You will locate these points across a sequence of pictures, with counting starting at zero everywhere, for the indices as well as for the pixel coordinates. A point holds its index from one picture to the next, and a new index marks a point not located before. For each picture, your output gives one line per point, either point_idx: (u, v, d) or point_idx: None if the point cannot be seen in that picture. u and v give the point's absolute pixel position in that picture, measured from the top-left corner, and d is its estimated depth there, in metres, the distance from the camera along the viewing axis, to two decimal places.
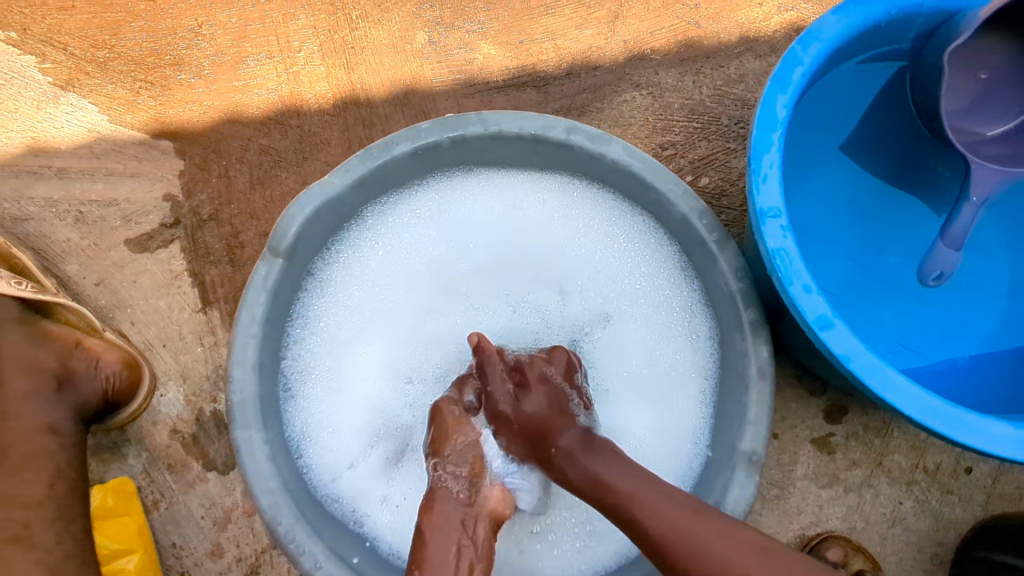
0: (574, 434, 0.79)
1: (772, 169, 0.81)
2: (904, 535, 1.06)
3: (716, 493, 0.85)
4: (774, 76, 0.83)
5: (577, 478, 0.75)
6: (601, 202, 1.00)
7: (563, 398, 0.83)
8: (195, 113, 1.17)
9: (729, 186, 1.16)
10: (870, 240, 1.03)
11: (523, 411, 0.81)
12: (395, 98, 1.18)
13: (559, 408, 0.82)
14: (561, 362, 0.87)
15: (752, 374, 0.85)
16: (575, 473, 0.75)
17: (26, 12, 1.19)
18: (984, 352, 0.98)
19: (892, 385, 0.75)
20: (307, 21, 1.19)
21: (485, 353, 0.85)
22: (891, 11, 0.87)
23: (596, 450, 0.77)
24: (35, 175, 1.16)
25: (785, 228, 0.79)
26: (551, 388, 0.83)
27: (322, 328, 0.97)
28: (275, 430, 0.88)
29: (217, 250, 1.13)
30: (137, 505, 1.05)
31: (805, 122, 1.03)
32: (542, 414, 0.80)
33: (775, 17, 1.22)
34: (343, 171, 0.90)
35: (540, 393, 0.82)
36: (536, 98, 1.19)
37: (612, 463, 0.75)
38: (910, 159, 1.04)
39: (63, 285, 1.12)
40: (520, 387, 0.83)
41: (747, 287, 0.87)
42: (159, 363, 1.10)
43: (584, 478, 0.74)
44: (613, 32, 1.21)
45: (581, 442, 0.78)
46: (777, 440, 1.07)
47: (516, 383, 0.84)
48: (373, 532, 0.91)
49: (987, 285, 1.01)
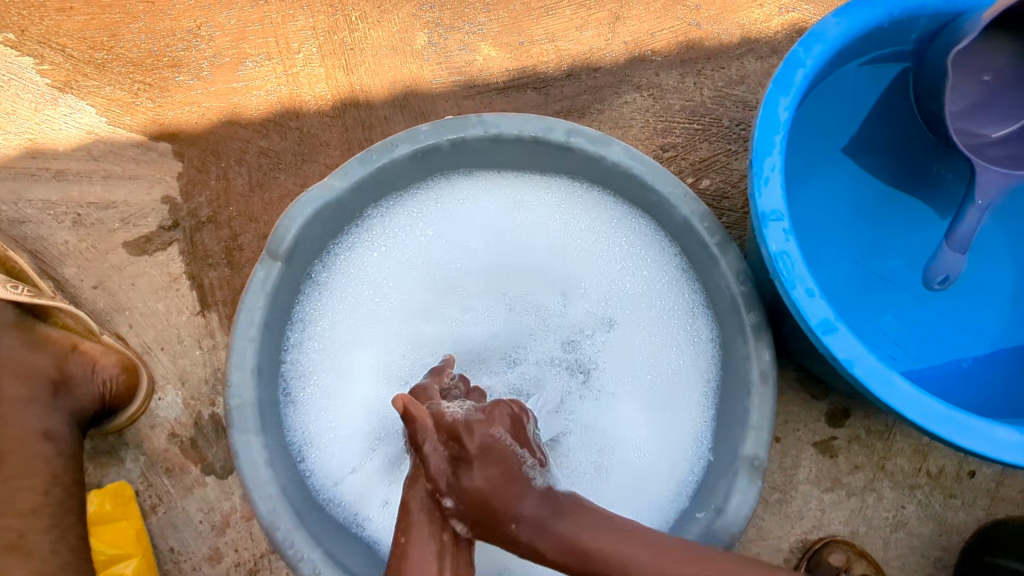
0: (537, 501, 0.66)
1: (774, 171, 0.80)
2: (907, 540, 1.05)
3: (718, 498, 0.84)
4: (776, 78, 0.83)
5: (553, 552, 0.64)
6: (602, 204, 0.99)
7: (527, 432, 0.77)
8: (194, 115, 1.17)
9: (730, 188, 1.16)
10: (872, 243, 1.03)
11: (466, 490, 0.64)
12: (395, 100, 1.17)
13: (512, 475, 0.66)
14: (505, 421, 0.72)
15: (754, 378, 0.84)
16: (551, 546, 0.64)
17: (25, 13, 1.18)
18: (987, 355, 0.98)
19: (895, 389, 0.74)
20: (306, 22, 1.19)
21: (414, 423, 0.66)
22: (894, 12, 0.87)
23: (564, 514, 0.66)
24: (33, 177, 1.15)
25: (787, 231, 0.78)
26: (498, 457, 0.67)
27: (321, 331, 0.96)
28: (274, 435, 0.88)
29: (215, 252, 1.12)
30: (135, 510, 1.04)
31: (807, 124, 1.02)
32: (496, 490, 0.65)
33: (777, 18, 1.21)
34: (342, 174, 0.89)
35: (488, 464, 0.66)
36: (536, 99, 1.18)
37: (590, 515, 0.67)
38: (913, 161, 1.04)
39: (61, 288, 1.12)
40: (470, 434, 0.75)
41: (749, 290, 0.86)
42: (157, 366, 1.10)
43: (562, 549, 0.64)
44: (614, 33, 1.20)
45: (551, 479, 0.75)
46: (779, 443, 1.07)
47: (465, 427, 0.76)
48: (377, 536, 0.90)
49: (990, 288, 1.00)
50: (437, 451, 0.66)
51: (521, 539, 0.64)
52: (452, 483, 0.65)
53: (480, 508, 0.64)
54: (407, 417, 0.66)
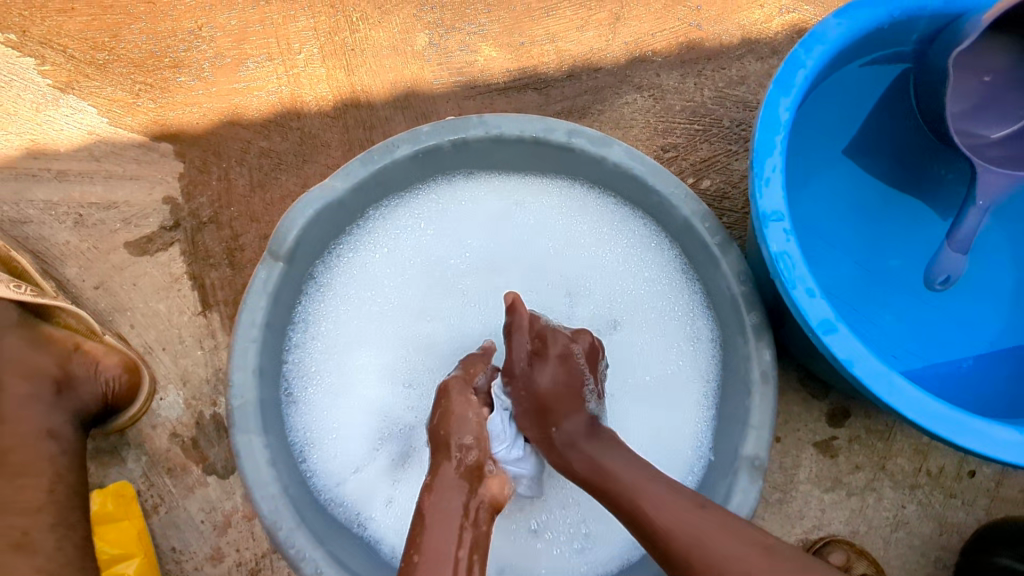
0: (579, 421, 0.81)
1: (775, 172, 0.80)
2: (907, 539, 1.05)
3: (719, 498, 0.84)
4: (777, 78, 0.83)
5: (577, 462, 0.76)
6: (602, 205, 0.99)
7: (579, 381, 0.84)
8: (195, 115, 1.17)
9: (731, 188, 1.16)
10: (873, 243, 1.03)
11: (535, 387, 0.82)
12: (396, 100, 1.17)
13: (573, 389, 0.83)
14: (586, 343, 0.87)
15: (755, 378, 0.84)
16: (580, 458, 0.76)
17: (26, 14, 1.18)
18: (987, 355, 0.98)
19: (896, 389, 0.74)
20: (307, 23, 1.19)
21: (518, 315, 0.83)
22: (895, 13, 0.87)
23: (598, 439, 0.79)
24: (34, 178, 1.15)
25: (788, 232, 0.79)
26: (569, 371, 0.83)
27: (322, 332, 0.96)
28: (276, 435, 0.88)
29: (217, 253, 1.13)
30: (136, 510, 1.05)
31: (807, 124, 1.03)
32: (556, 390, 0.82)
33: (777, 18, 1.21)
34: (344, 174, 0.90)
35: (556, 370, 0.83)
36: (537, 100, 1.19)
37: (614, 452, 0.77)
38: (913, 162, 1.04)
39: (63, 289, 1.12)
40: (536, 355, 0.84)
41: (749, 290, 0.86)
42: (159, 366, 1.10)
43: (590, 464, 0.75)
44: (614, 33, 1.21)
45: (584, 428, 0.80)
46: (780, 443, 1.07)
47: (534, 350, 0.84)
48: (378, 536, 0.90)
49: (990, 288, 1.00)
50: (523, 345, 0.84)
51: (555, 443, 0.79)
52: (527, 375, 0.83)
53: (542, 399, 0.81)
54: (514, 310, 0.83)
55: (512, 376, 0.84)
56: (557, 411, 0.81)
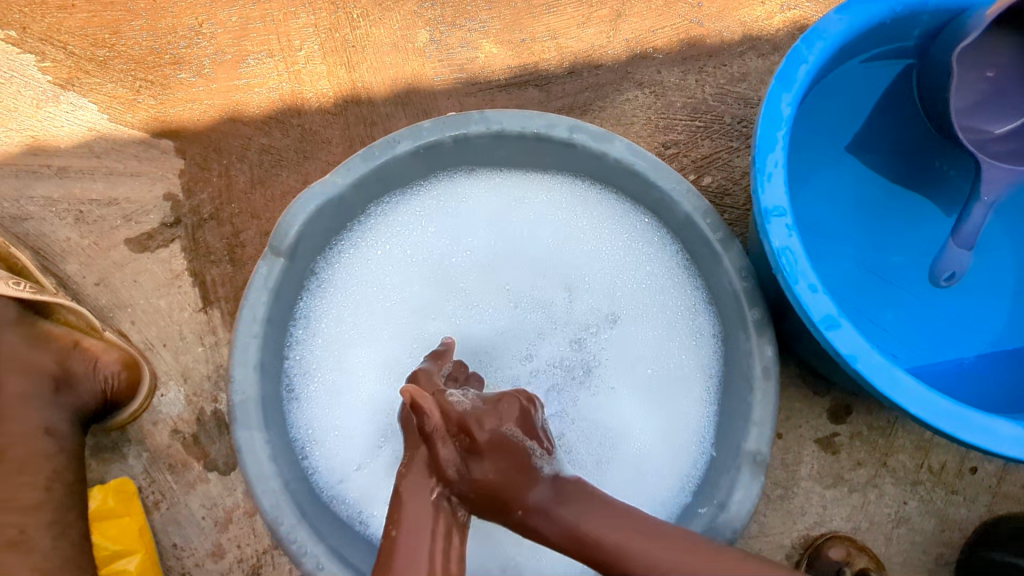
0: (543, 488, 0.66)
1: (777, 168, 0.80)
2: (909, 536, 1.05)
3: (721, 494, 0.84)
4: (778, 74, 0.83)
5: (551, 531, 0.64)
6: (603, 201, 0.99)
7: (524, 453, 0.66)
8: (196, 112, 1.17)
9: (732, 185, 1.16)
10: (875, 239, 1.03)
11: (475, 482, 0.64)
12: (396, 97, 1.17)
13: (521, 467, 0.65)
14: None
15: (757, 374, 0.84)
16: (552, 528, 0.64)
17: (26, 11, 1.18)
18: (990, 351, 0.98)
19: (899, 384, 0.74)
20: (308, 20, 1.19)
21: (424, 415, 0.65)
22: (896, 8, 0.87)
23: (568, 500, 0.66)
24: (35, 174, 1.15)
25: (790, 227, 0.78)
26: (509, 449, 0.65)
27: (323, 328, 0.96)
28: (277, 431, 0.87)
29: (217, 249, 1.12)
30: (137, 506, 1.05)
31: (809, 121, 1.03)
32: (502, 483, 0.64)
33: (779, 15, 1.21)
34: (346, 170, 0.90)
35: (496, 455, 0.64)
36: (538, 96, 1.19)
37: (589, 508, 0.65)
38: (915, 159, 1.04)
39: (63, 285, 1.12)
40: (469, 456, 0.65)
41: (751, 286, 0.86)
42: (159, 362, 1.10)
43: (564, 534, 0.64)
44: (615, 30, 1.20)
45: (550, 493, 0.66)
46: (782, 440, 1.06)
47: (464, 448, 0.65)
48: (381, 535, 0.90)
49: (992, 285, 1.00)
50: (446, 443, 0.65)
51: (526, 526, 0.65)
52: (461, 471, 0.65)
53: (489, 495, 0.65)
54: (416, 408, 0.65)
55: (445, 480, 0.65)
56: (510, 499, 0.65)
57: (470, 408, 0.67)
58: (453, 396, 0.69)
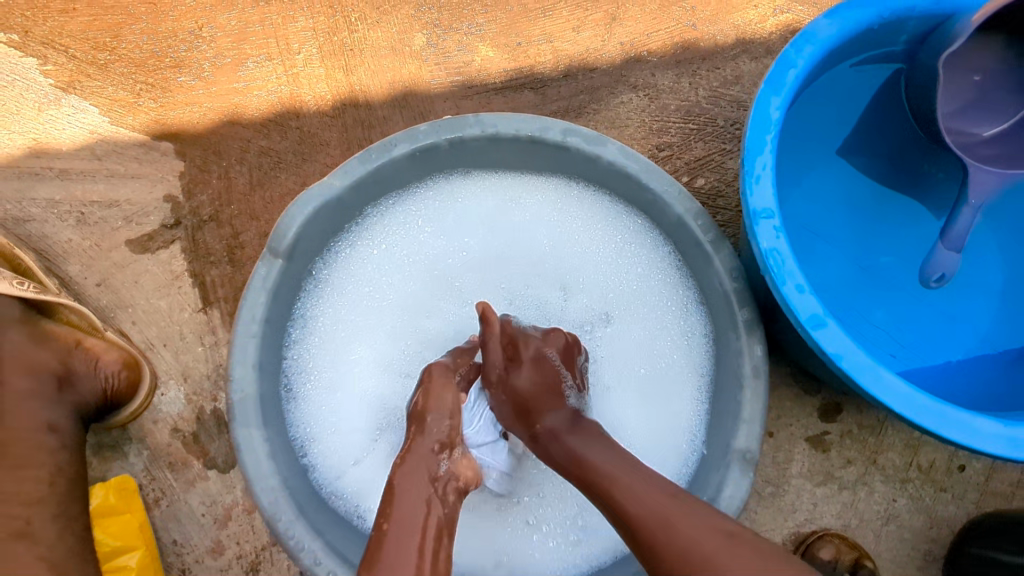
0: (562, 416, 0.82)
1: (766, 170, 0.82)
2: (898, 532, 1.07)
3: (711, 491, 0.86)
4: (768, 78, 0.84)
5: (559, 456, 0.77)
6: (597, 203, 1.01)
7: (557, 378, 0.85)
8: (196, 114, 1.19)
9: (725, 187, 1.17)
10: (865, 240, 1.04)
11: (512, 387, 0.83)
12: (394, 100, 1.19)
13: (552, 387, 0.84)
14: (558, 344, 0.88)
15: (746, 372, 0.86)
16: (559, 452, 0.77)
17: (28, 15, 1.20)
18: (978, 350, 0.99)
19: (883, 382, 0.76)
20: (306, 24, 1.20)
21: (490, 326, 0.83)
22: (884, 14, 0.89)
23: (579, 432, 0.79)
24: (36, 176, 1.17)
25: (778, 229, 0.80)
26: (546, 371, 0.84)
27: (320, 328, 0.98)
28: (276, 429, 0.89)
29: (217, 250, 1.14)
30: (138, 503, 1.06)
31: (799, 124, 1.04)
32: (533, 392, 0.83)
33: (771, 19, 1.23)
34: (343, 172, 0.91)
35: (531, 370, 0.84)
36: (534, 99, 1.20)
37: (596, 444, 0.77)
38: (904, 162, 1.05)
39: (65, 286, 1.13)
40: (512, 363, 0.85)
41: (741, 286, 0.88)
42: (160, 362, 1.11)
43: (568, 458, 0.76)
44: (610, 34, 1.22)
45: (568, 422, 0.81)
46: (772, 438, 1.08)
47: (509, 357, 0.85)
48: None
49: (980, 286, 1.02)
50: (499, 348, 0.85)
51: (540, 440, 0.80)
52: (501, 376, 0.84)
53: (520, 398, 0.83)
54: (485, 320, 0.83)
55: (491, 379, 0.85)
56: (536, 412, 0.82)
57: (519, 333, 0.87)
58: (516, 324, 0.89)
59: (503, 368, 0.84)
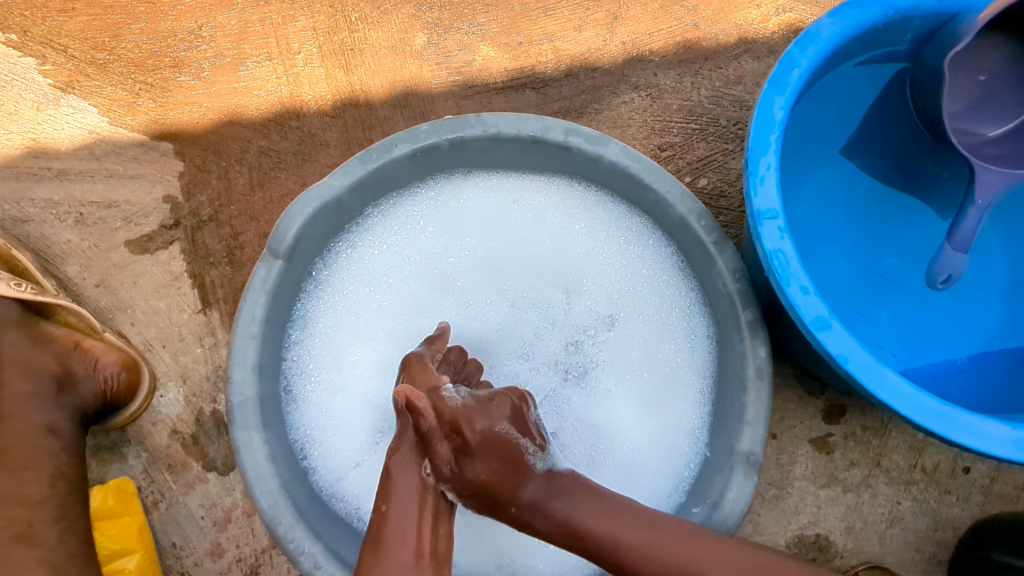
0: (535, 485, 0.71)
1: (770, 170, 0.81)
2: (902, 535, 1.06)
3: (714, 494, 0.85)
4: (772, 77, 0.84)
5: (548, 528, 0.70)
6: (599, 204, 1.00)
7: (515, 449, 0.71)
8: (195, 114, 1.18)
9: (728, 187, 1.17)
10: (870, 241, 1.04)
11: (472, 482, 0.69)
12: (394, 100, 1.18)
13: (513, 462, 0.71)
14: (506, 411, 0.73)
15: (750, 374, 0.85)
16: (546, 523, 0.70)
17: (26, 14, 1.19)
18: (983, 352, 0.99)
19: (888, 385, 0.75)
20: (307, 23, 1.20)
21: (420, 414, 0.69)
22: (888, 13, 0.88)
23: (563, 495, 0.72)
24: (35, 177, 1.16)
25: (782, 229, 0.79)
26: (500, 448, 0.70)
27: (320, 329, 0.97)
28: (275, 431, 0.88)
29: (216, 251, 1.13)
30: (137, 506, 1.05)
31: (803, 124, 1.03)
32: (493, 479, 0.69)
33: (774, 18, 1.22)
34: (344, 172, 0.90)
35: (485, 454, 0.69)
36: (535, 99, 1.19)
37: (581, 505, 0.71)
38: (909, 162, 1.05)
39: (63, 287, 1.13)
40: (461, 455, 0.69)
41: (745, 288, 0.87)
42: (159, 364, 1.11)
43: (559, 527, 0.70)
44: (612, 33, 1.21)
45: (544, 488, 0.72)
46: (776, 440, 1.07)
47: (456, 446, 0.69)
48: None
49: (985, 287, 1.01)
50: (439, 436, 0.70)
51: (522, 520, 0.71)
52: (455, 471, 0.70)
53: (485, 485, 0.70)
54: (412, 408, 0.70)
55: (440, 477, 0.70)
56: (506, 495, 0.70)
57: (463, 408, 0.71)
58: (451, 396, 0.73)
59: (450, 468, 0.70)
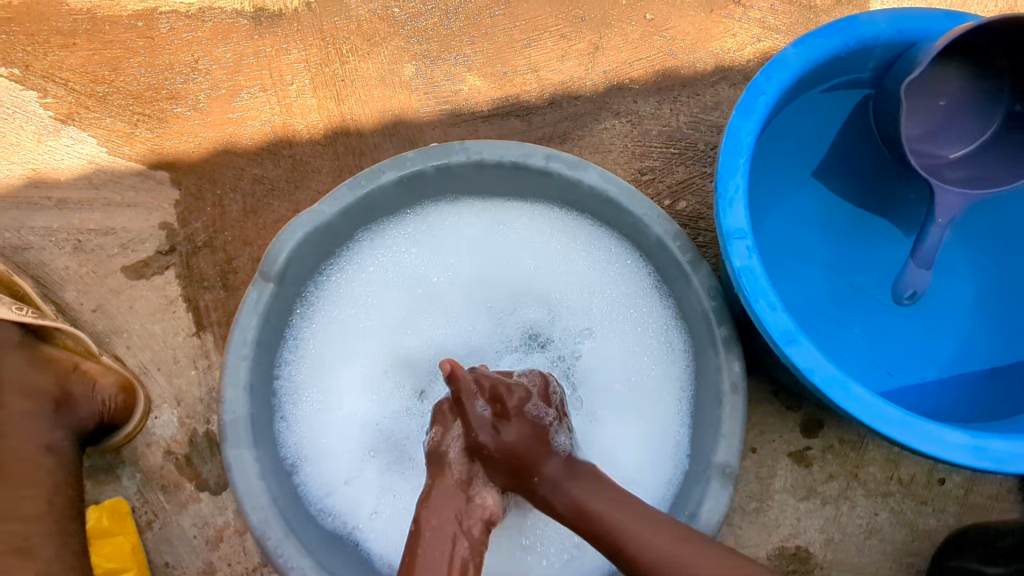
0: (556, 462, 0.82)
1: (738, 193, 0.85)
2: (880, 545, 1.09)
3: (692, 505, 0.88)
4: (739, 105, 0.88)
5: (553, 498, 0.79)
6: (580, 227, 1.04)
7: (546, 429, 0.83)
8: (191, 144, 1.22)
9: (706, 210, 1.21)
10: (843, 259, 1.08)
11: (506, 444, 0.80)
12: (384, 128, 1.23)
13: (540, 437, 0.82)
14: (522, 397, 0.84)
15: (725, 389, 0.89)
16: (562, 501, 0.78)
17: (29, 49, 1.23)
18: (951, 367, 1.02)
19: (853, 396, 0.78)
20: (299, 56, 1.24)
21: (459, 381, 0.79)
22: (850, 43, 0.93)
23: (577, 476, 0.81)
24: (35, 207, 1.20)
25: (751, 248, 0.83)
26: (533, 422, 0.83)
27: (310, 350, 1.00)
28: (266, 449, 0.91)
29: (211, 276, 1.17)
30: (131, 525, 1.08)
31: (775, 149, 1.08)
32: (525, 442, 0.81)
33: (749, 47, 1.27)
34: (332, 200, 0.94)
35: (522, 425, 0.81)
36: (519, 126, 1.24)
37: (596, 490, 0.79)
38: (875, 184, 1.09)
39: (61, 312, 1.16)
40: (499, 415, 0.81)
41: (719, 305, 0.91)
42: (154, 386, 1.14)
43: (570, 504, 0.78)
44: (593, 63, 1.26)
45: (563, 468, 0.81)
46: (755, 454, 1.10)
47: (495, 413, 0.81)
48: (381, 554, 0.93)
49: (954, 303, 1.05)
50: (481, 403, 0.81)
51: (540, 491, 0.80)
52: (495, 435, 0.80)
53: (507, 457, 0.80)
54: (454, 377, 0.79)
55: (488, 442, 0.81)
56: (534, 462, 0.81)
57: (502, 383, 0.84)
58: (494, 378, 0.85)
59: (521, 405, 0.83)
